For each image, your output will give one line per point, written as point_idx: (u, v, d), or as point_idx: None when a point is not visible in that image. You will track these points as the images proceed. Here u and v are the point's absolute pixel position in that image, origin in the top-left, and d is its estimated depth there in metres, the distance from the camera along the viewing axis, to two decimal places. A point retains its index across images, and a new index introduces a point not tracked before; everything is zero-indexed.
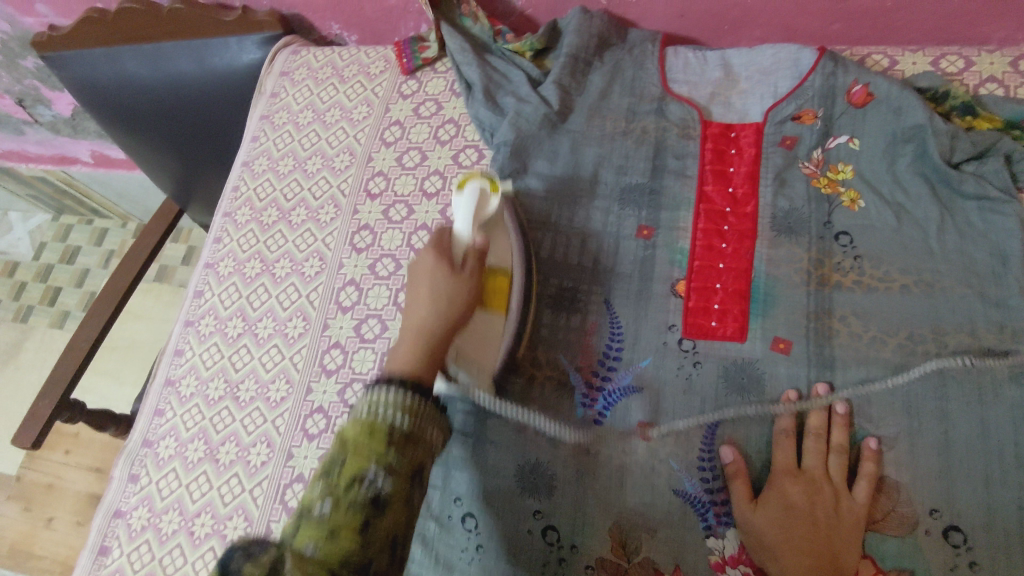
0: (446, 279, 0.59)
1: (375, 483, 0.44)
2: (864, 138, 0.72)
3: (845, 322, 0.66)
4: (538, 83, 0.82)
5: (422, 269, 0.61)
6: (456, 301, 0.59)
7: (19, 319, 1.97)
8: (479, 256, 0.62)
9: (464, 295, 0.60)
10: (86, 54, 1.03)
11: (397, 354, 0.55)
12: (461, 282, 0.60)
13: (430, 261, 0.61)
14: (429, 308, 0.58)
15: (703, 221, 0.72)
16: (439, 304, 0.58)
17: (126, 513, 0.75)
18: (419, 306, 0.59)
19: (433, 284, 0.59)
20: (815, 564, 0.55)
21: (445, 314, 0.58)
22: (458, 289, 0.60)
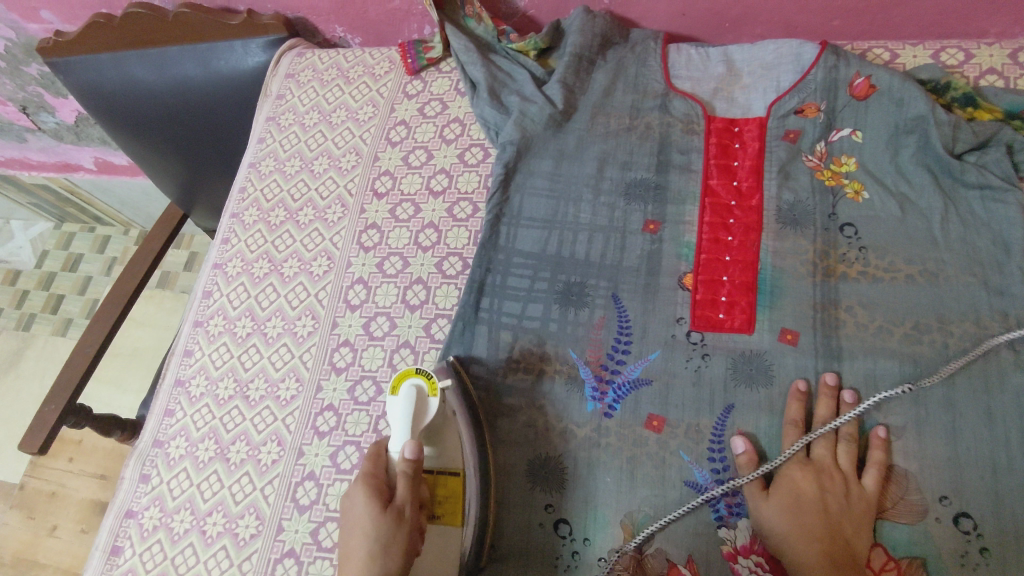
0: (384, 509, 0.55)
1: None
2: (866, 130, 0.73)
3: (852, 312, 0.66)
4: (542, 81, 0.83)
5: (354, 507, 0.56)
6: (397, 525, 0.54)
7: (21, 327, 1.97)
8: (414, 463, 0.58)
9: (407, 509, 0.56)
10: (92, 59, 1.05)
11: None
12: (402, 490, 0.56)
13: (365, 504, 0.55)
14: (369, 543, 0.53)
15: (708, 214, 0.73)
16: (383, 538, 0.53)
17: (137, 513, 0.75)
18: (359, 536, 0.54)
19: (365, 517, 0.54)
20: (827, 550, 0.55)
21: (391, 548, 0.53)
22: (399, 505, 0.55)
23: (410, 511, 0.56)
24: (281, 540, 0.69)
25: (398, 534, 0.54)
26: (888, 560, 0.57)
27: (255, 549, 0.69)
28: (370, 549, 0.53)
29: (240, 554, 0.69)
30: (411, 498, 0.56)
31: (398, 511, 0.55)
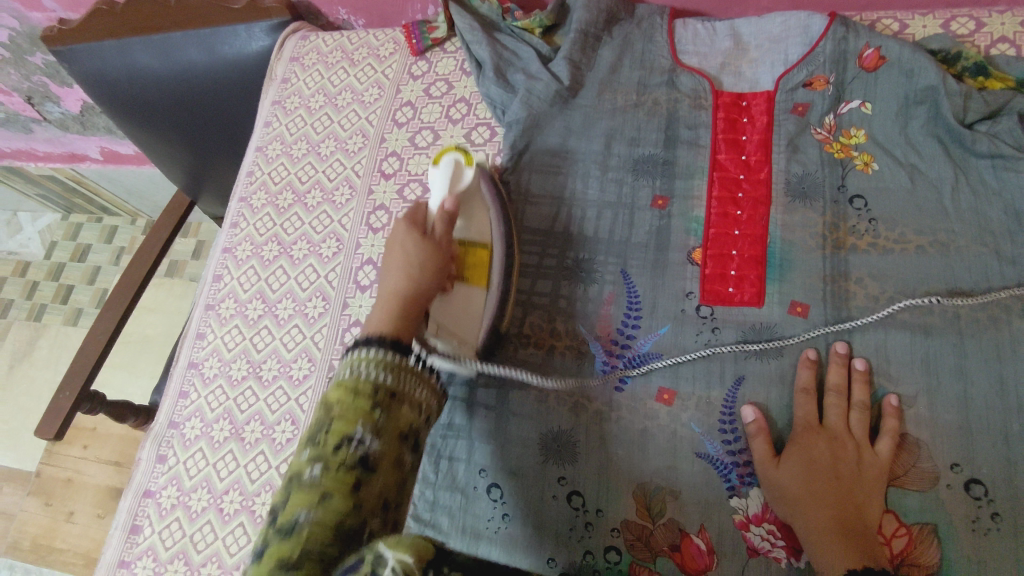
0: (426, 246, 0.59)
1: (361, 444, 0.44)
2: (876, 102, 0.72)
3: (862, 283, 0.66)
4: (548, 59, 0.82)
5: (397, 241, 0.60)
6: (434, 267, 0.58)
7: (32, 318, 1.98)
8: (450, 219, 0.62)
9: (442, 259, 0.59)
10: (96, 47, 1.03)
11: (376, 315, 0.53)
12: (434, 241, 0.60)
13: (412, 249, 0.58)
14: (407, 276, 0.56)
15: (717, 188, 0.73)
16: (417, 276, 0.57)
17: (155, 493, 0.76)
18: (394, 270, 0.57)
19: (409, 249, 0.58)
20: (839, 515, 0.56)
21: (422, 279, 0.57)
22: (434, 250, 0.59)
23: (441, 263, 0.59)
24: None
25: (428, 283, 0.57)
26: (900, 526, 0.57)
27: None
28: (404, 285, 0.55)
29: (258, 530, 0.70)
30: (445, 258, 0.60)
31: (437, 254, 0.59)
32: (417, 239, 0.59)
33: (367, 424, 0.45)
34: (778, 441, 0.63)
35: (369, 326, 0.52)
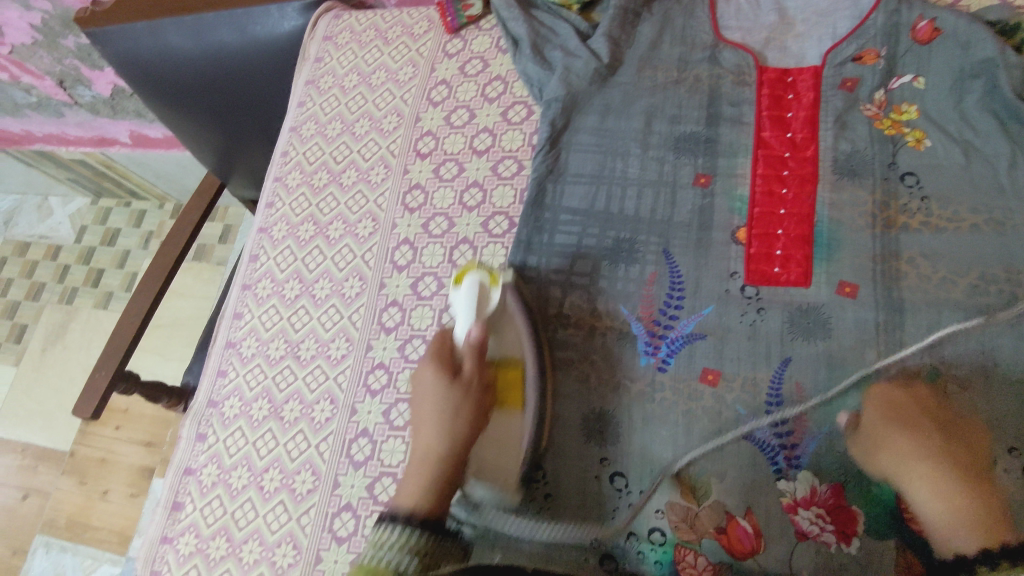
0: (451, 418, 0.60)
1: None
2: (929, 76, 0.70)
3: (913, 263, 0.65)
4: (587, 35, 0.81)
5: (426, 380, 0.62)
6: (454, 446, 0.59)
7: (64, 301, 2.02)
8: (477, 358, 0.63)
9: (464, 443, 0.60)
10: (128, 28, 1.02)
11: (403, 492, 0.57)
12: (460, 429, 0.60)
13: (434, 389, 0.61)
14: (441, 436, 0.59)
15: (762, 166, 0.71)
16: (430, 479, 0.57)
17: (196, 470, 0.77)
18: (412, 465, 0.59)
19: (429, 434, 0.60)
20: (976, 489, 0.53)
21: (434, 480, 0.57)
22: (455, 428, 0.60)
23: (462, 457, 0.59)
24: (338, 495, 0.70)
25: (443, 478, 0.57)
26: None
27: (313, 503, 0.71)
28: (415, 486, 0.57)
29: (299, 508, 0.71)
30: (461, 439, 0.59)
31: (455, 443, 0.59)
32: (444, 387, 0.61)
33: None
34: (825, 426, 0.61)
35: (399, 496, 0.57)
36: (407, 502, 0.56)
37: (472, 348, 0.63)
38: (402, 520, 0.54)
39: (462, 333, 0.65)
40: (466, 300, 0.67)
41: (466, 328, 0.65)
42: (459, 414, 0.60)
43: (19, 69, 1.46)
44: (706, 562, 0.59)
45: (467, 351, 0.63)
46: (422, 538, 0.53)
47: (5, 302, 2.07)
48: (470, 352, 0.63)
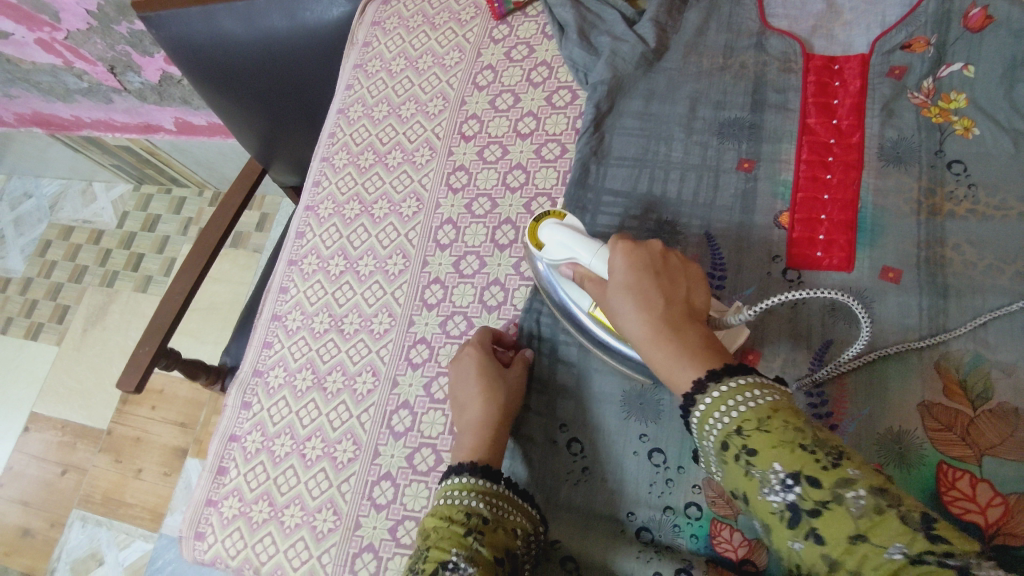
0: (632, 296, 0.53)
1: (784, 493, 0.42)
2: (979, 64, 0.70)
3: (959, 250, 0.64)
4: (633, 22, 0.82)
5: (461, 376, 0.67)
6: (659, 330, 0.50)
7: (105, 283, 2.07)
8: (630, 272, 0.53)
9: (680, 310, 0.52)
10: (184, 14, 1.07)
11: (676, 378, 0.49)
12: (654, 295, 0.52)
13: (619, 300, 0.54)
14: (636, 323, 0.52)
15: (806, 152, 0.72)
16: (676, 344, 0.50)
17: (240, 437, 0.78)
18: (643, 335, 0.51)
19: (630, 319, 0.52)
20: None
21: (680, 343, 0.50)
22: (649, 309, 0.51)
23: (682, 316, 0.51)
24: (378, 464, 0.71)
25: (682, 333, 0.50)
26: (995, 496, 0.54)
27: (354, 471, 0.71)
28: (674, 358, 0.49)
29: (339, 476, 0.72)
30: (678, 304, 0.52)
31: (673, 312, 0.51)
32: (482, 364, 0.67)
33: (461, 551, 0.53)
34: (864, 407, 0.61)
35: (670, 387, 0.50)
36: (679, 382, 0.49)
37: (630, 284, 0.53)
38: (702, 376, 0.48)
39: (591, 252, 0.59)
40: (558, 237, 0.62)
41: (590, 249, 0.59)
42: (665, 307, 0.51)
43: (72, 54, 1.51)
44: (742, 538, 0.58)
45: (615, 260, 0.55)
46: (747, 372, 0.47)
47: (50, 284, 2.14)
48: (620, 257, 0.54)
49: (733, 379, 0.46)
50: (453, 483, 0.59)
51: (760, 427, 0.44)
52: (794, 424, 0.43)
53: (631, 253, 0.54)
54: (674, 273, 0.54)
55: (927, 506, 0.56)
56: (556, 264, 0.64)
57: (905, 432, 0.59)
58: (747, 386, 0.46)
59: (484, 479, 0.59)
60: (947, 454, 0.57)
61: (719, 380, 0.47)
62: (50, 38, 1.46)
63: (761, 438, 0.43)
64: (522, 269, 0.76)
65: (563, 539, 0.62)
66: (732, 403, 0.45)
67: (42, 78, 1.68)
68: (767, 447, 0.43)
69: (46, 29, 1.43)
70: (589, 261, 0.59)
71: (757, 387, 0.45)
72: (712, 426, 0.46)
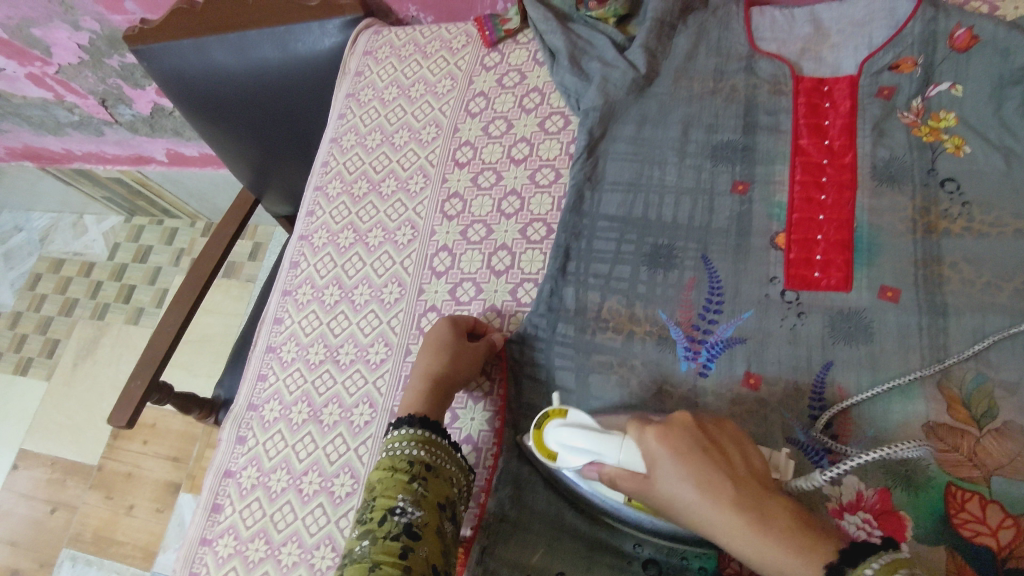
0: (701, 494, 0.50)
1: None
2: (967, 83, 0.71)
3: (956, 268, 0.64)
4: (623, 48, 0.83)
5: (431, 338, 0.70)
6: (742, 514, 0.48)
7: (96, 316, 2.05)
8: (675, 470, 0.51)
9: (751, 483, 0.50)
10: (175, 46, 1.08)
11: (788, 575, 0.46)
12: (720, 479, 0.50)
13: (667, 486, 0.52)
14: (709, 505, 0.49)
15: (800, 173, 0.72)
16: (768, 528, 0.47)
17: (235, 473, 0.76)
18: (722, 518, 0.49)
19: (701, 511, 0.50)
20: None
21: (771, 525, 0.47)
22: (717, 495, 0.49)
23: (758, 493, 0.49)
24: None
25: (767, 510, 0.48)
26: (1005, 518, 0.54)
27: (352, 506, 0.70)
28: (769, 541, 0.47)
29: (337, 511, 0.70)
30: (739, 481, 0.50)
31: (746, 491, 0.49)
32: (445, 332, 0.70)
33: (407, 496, 0.57)
34: (868, 429, 0.60)
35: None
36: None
37: (679, 476, 0.51)
38: (828, 569, 0.44)
39: (616, 449, 0.56)
40: (568, 442, 0.60)
41: (614, 445, 0.56)
42: (727, 486, 0.50)
43: (63, 88, 1.51)
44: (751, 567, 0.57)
45: (649, 446, 0.53)
46: (870, 551, 0.44)
47: (40, 318, 2.11)
48: (655, 443, 0.52)
49: (871, 561, 0.43)
50: (397, 434, 0.62)
51: None
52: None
53: (666, 436, 0.52)
54: (722, 443, 0.53)
55: (936, 530, 0.55)
56: (573, 471, 0.61)
57: (911, 454, 0.58)
58: (891, 568, 0.42)
59: (424, 429, 0.62)
60: (954, 476, 0.57)
61: (846, 567, 0.44)
62: (41, 73, 1.46)
63: None
64: (518, 295, 0.76)
65: (569, 570, 0.61)
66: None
67: (32, 112, 1.68)
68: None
69: (37, 64, 1.43)
70: (617, 458, 0.56)
71: (893, 570, 0.42)
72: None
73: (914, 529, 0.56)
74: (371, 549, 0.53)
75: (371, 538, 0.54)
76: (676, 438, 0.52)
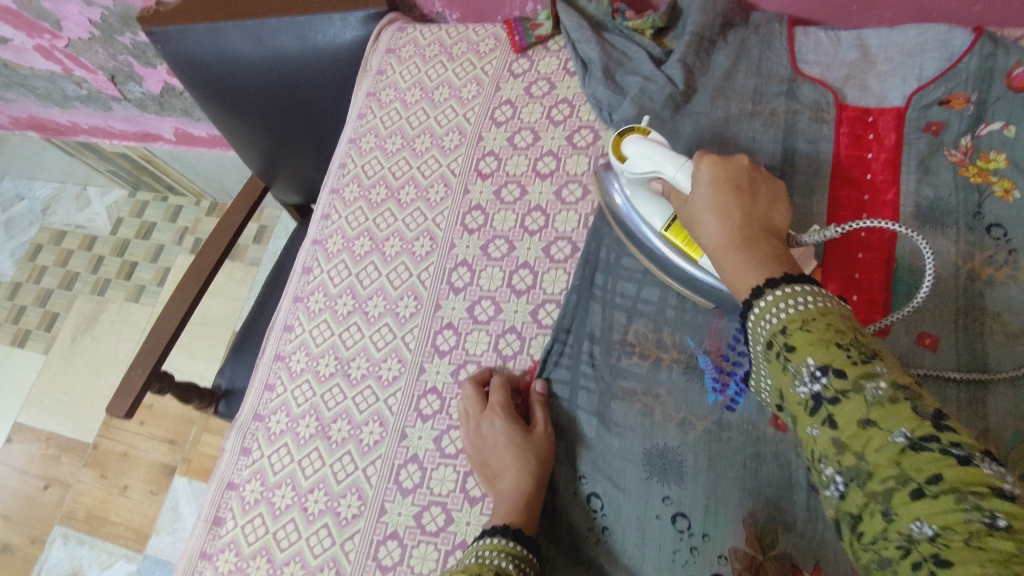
0: (722, 202, 0.53)
1: (812, 384, 0.41)
2: (1021, 124, 0.67)
3: (999, 319, 0.62)
4: (660, 62, 0.79)
5: (478, 439, 0.66)
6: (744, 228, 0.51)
7: (96, 292, 2.03)
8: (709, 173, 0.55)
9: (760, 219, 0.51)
10: (191, 29, 1.04)
11: (744, 276, 0.48)
12: (734, 204, 0.52)
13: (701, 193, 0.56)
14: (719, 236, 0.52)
15: (839, 207, 0.69)
16: (750, 249, 0.49)
17: (239, 486, 0.74)
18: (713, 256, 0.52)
19: (706, 228, 0.53)
20: None
21: (754, 250, 0.49)
22: (729, 216, 0.52)
23: (760, 233, 0.51)
24: (384, 522, 0.67)
25: (758, 240, 0.50)
26: None
27: (359, 529, 0.68)
28: (740, 265, 0.49)
29: (343, 533, 0.68)
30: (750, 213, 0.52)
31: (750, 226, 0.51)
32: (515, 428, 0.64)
33: None
34: None
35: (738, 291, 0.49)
36: (748, 277, 0.47)
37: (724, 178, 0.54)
38: (766, 281, 0.46)
39: (676, 167, 0.59)
40: (641, 149, 0.63)
41: (674, 164, 0.59)
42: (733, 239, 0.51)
43: (72, 62, 1.47)
44: None
45: (700, 170, 0.55)
46: (806, 282, 0.44)
47: (39, 290, 2.08)
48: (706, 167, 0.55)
49: (795, 284, 0.44)
50: (488, 544, 0.57)
51: (802, 329, 0.42)
52: (835, 326, 0.41)
53: (715, 168, 0.54)
54: (756, 187, 0.54)
55: None
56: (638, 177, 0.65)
57: None
58: (793, 292, 0.43)
59: (519, 543, 0.57)
60: None
61: (779, 282, 0.45)
62: (49, 46, 1.42)
63: (801, 336, 0.42)
64: (539, 317, 0.73)
65: None
66: (782, 305, 0.43)
67: (39, 84, 1.64)
68: (803, 342, 0.41)
69: (46, 36, 1.38)
70: (674, 176, 0.59)
71: (805, 293, 0.43)
72: (769, 319, 0.44)
73: None
74: None
75: None
76: (729, 167, 0.55)
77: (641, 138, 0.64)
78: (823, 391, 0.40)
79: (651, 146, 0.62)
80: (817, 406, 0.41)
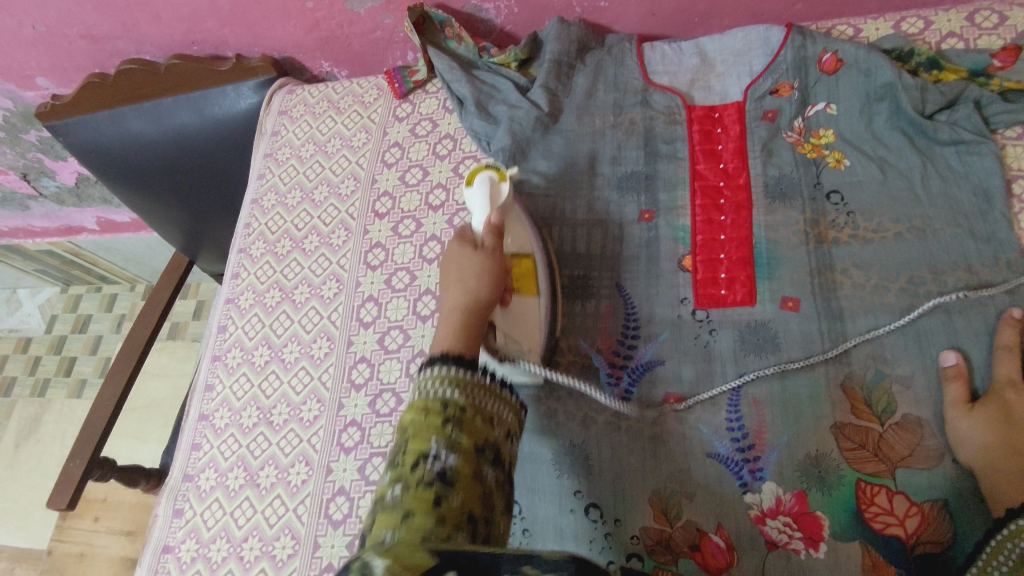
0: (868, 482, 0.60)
1: (440, 460, 0.45)
2: (840, 102, 0.76)
3: (847, 273, 0.69)
4: (526, 89, 0.87)
5: (445, 279, 0.63)
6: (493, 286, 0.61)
7: (37, 394, 1.98)
8: (496, 232, 0.66)
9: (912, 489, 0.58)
10: (90, 118, 1.08)
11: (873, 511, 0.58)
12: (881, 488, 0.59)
13: (522, 226, 0.71)
14: (466, 291, 0.60)
15: (700, 197, 0.75)
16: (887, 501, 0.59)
17: (174, 548, 0.74)
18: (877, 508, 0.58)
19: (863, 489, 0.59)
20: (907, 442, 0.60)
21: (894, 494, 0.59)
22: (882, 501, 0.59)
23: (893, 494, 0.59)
24: (319, 557, 0.69)
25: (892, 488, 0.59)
26: (911, 507, 0.58)
27: (294, 569, 0.69)
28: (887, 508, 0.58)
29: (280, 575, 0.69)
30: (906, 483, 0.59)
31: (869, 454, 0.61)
32: (474, 262, 0.62)
33: (442, 440, 0.46)
34: (783, 435, 0.63)
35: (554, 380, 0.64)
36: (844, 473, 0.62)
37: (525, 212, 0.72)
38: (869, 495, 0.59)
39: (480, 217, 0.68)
40: (475, 195, 0.69)
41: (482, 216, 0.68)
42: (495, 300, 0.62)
43: None
44: None
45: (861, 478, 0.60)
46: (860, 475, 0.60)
47: None
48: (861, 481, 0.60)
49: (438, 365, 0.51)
50: (430, 371, 0.51)
51: (421, 420, 0.48)
52: (432, 421, 0.47)
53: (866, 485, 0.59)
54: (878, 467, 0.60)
55: (852, 526, 0.58)
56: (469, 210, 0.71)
57: (821, 454, 0.61)
58: (443, 377, 0.50)
59: (459, 363, 0.51)
60: (862, 472, 0.60)
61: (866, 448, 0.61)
62: None
63: (419, 427, 0.47)
64: None
65: None
66: (437, 379, 0.50)
67: None
68: (423, 433, 0.47)
69: None
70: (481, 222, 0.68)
71: (444, 377, 0.50)
72: (431, 384, 0.50)
73: (830, 527, 0.59)
74: (404, 495, 0.43)
75: (404, 484, 0.44)
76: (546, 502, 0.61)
77: (468, 186, 0.70)
78: (448, 468, 0.45)
79: (474, 194, 0.69)
80: (439, 482, 0.44)
